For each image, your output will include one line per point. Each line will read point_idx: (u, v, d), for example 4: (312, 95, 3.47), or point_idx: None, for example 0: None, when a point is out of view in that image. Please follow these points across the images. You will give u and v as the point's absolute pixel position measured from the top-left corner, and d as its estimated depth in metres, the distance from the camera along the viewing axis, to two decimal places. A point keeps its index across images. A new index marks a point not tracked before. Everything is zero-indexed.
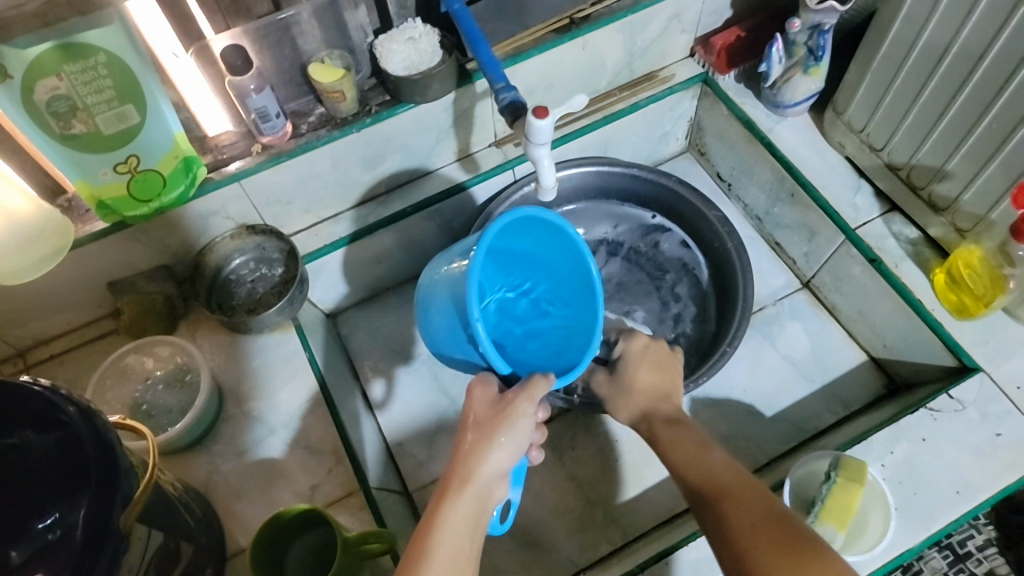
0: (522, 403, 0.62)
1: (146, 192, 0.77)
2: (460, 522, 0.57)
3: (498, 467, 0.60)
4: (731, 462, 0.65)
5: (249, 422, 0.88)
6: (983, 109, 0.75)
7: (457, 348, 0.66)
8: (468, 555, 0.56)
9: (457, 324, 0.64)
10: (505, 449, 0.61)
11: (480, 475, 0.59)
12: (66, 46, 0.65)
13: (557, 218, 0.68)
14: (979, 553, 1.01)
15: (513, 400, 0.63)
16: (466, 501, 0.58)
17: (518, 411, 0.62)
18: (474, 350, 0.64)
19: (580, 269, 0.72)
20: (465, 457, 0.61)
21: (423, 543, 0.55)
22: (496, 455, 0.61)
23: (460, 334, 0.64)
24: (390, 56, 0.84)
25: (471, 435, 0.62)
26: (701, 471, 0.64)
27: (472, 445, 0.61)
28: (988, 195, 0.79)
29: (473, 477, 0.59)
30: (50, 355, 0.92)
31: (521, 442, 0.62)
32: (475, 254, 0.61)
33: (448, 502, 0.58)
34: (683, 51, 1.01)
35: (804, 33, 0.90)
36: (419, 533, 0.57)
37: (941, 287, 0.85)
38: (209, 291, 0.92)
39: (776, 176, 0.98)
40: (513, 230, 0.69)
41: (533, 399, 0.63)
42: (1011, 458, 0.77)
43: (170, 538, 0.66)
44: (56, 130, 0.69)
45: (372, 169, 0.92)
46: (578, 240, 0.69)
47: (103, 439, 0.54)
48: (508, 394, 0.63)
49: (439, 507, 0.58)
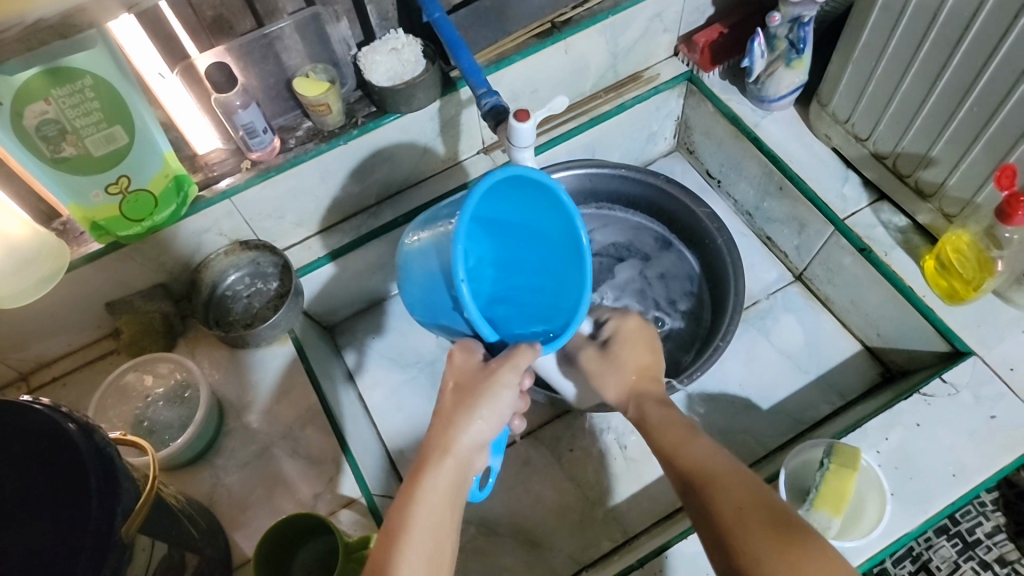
0: (504, 373, 0.62)
1: (138, 212, 0.78)
2: (439, 491, 0.59)
3: (476, 439, 0.61)
4: (719, 451, 0.64)
5: (250, 434, 0.88)
6: (963, 94, 0.75)
7: (443, 313, 0.65)
8: (449, 525, 0.59)
9: (443, 290, 0.63)
10: (487, 422, 0.61)
11: (459, 445, 0.60)
12: (52, 70, 0.66)
13: (550, 180, 0.65)
14: (988, 540, 1.00)
15: (496, 368, 0.62)
16: (446, 470, 0.59)
17: (500, 381, 0.62)
18: (459, 316, 0.64)
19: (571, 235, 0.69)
20: (444, 427, 0.62)
21: (401, 515, 0.57)
22: (476, 428, 0.61)
23: (445, 299, 0.63)
24: (374, 68, 0.85)
25: (449, 407, 0.63)
26: (686, 459, 0.64)
27: (451, 415, 0.62)
28: (973, 179, 0.79)
29: (451, 448, 0.60)
30: (52, 378, 0.93)
31: (503, 412, 0.63)
32: (460, 216, 0.59)
33: (427, 472, 0.59)
34: (666, 51, 1.02)
35: (785, 26, 0.90)
36: (399, 500, 0.59)
37: (930, 273, 0.85)
38: (205, 308, 0.92)
39: (764, 171, 0.99)
40: (504, 192, 0.66)
41: (518, 368, 0.62)
42: (1006, 439, 0.77)
43: (174, 549, 0.67)
44: (46, 154, 0.70)
45: (362, 180, 0.94)
46: (571, 206, 0.67)
47: (102, 451, 0.56)
48: (492, 362, 0.63)
49: (418, 474, 0.60)
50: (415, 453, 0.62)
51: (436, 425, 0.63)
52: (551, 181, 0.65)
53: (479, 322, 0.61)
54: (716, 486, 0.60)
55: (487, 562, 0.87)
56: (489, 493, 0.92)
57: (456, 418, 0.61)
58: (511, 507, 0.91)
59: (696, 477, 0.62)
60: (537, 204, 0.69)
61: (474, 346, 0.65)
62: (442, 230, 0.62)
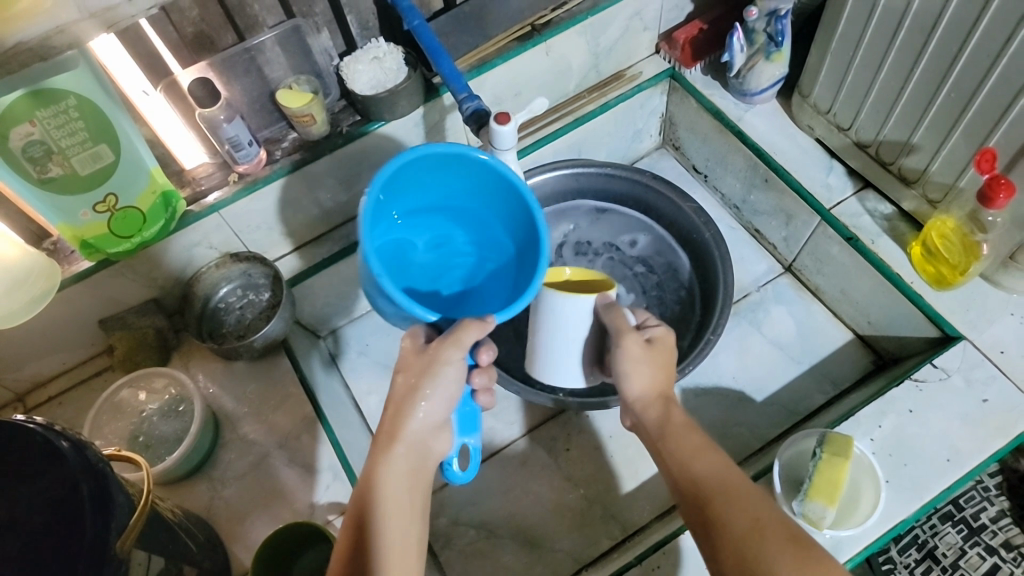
0: (447, 350, 0.63)
1: (127, 228, 0.79)
2: (396, 487, 0.60)
3: (426, 421, 0.63)
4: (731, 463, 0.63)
5: (247, 446, 0.89)
6: (940, 81, 0.76)
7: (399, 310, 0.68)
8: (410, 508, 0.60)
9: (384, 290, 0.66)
10: (430, 401, 0.62)
11: (406, 429, 0.61)
12: (36, 92, 0.66)
13: (471, 154, 0.68)
14: (993, 525, 1.00)
15: (445, 347, 0.63)
16: (399, 465, 0.61)
17: (442, 360, 0.63)
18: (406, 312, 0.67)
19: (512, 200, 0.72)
20: (393, 415, 0.63)
21: (360, 510, 0.58)
22: (420, 410, 0.62)
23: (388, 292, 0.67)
24: (357, 77, 0.85)
25: (401, 393, 0.64)
26: (695, 469, 0.63)
27: (400, 402, 0.63)
28: (955, 164, 0.80)
29: (400, 437, 0.61)
30: (48, 398, 0.93)
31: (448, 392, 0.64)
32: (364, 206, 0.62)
33: (383, 468, 0.60)
34: (648, 49, 1.03)
35: (763, 20, 0.91)
36: (357, 500, 0.59)
37: (918, 259, 0.86)
38: (198, 321, 0.93)
39: (749, 164, 0.99)
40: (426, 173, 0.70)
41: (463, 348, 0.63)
42: (999, 422, 0.78)
43: (172, 562, 0.68)
44: (33, 175, 0.70)
45: (350, 189, 0.94)
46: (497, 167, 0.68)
47: (94, 465, 0.57)
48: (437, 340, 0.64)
49: (372, 472, 0.60)
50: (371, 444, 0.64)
51: (388, 412, 0.64)
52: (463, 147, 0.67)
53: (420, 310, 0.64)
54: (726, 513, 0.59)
55: (488, 564, 0.87)
56: (487, 495, 0.92)
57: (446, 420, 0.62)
58: (509, 509, 0.91)
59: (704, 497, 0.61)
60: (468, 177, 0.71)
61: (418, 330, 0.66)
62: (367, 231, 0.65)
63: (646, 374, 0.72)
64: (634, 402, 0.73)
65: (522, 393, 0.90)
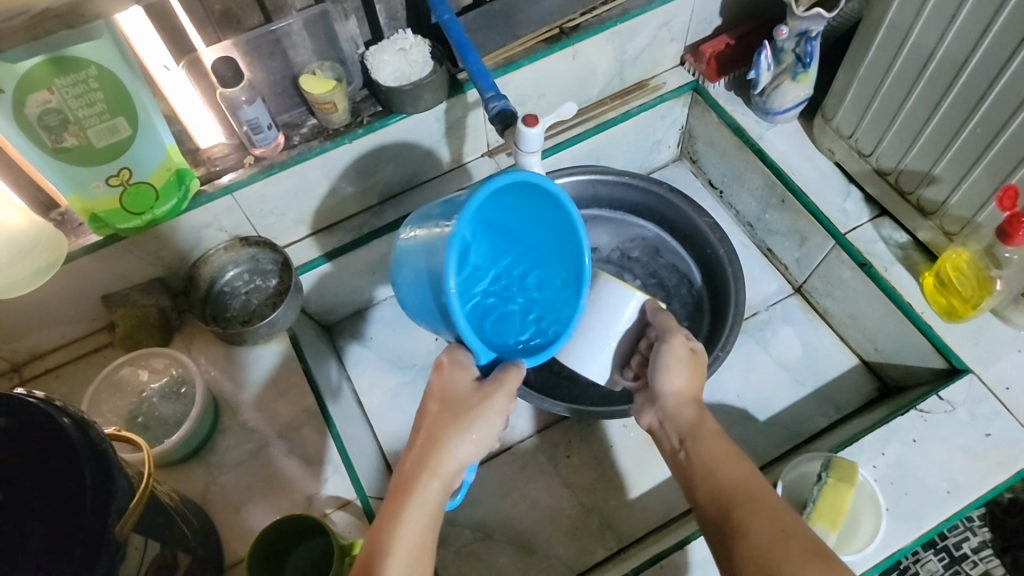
0: (496, 399, 0.64)
1: (139, 205, 0.77)
2: (406, 548, 0.57)
3: (464, 458, 0.63)
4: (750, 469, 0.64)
5: (245, 433, 0.88)
6: (966, 115, 0.76)
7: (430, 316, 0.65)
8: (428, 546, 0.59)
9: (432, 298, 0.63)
10: (474, 445, 0.63)
11: (447, 467, 0.62)
12: (56, 59, 0.65)
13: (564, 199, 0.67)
14: (975, 555, 1.01)
15: (491, 394, 0.64)
16: (413, 523, 0.59)
17: (491, 407, 0.64)
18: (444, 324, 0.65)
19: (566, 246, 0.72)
20: (417, 466, 0.62)
21: (385, 539, 0.58)
22: (462, 450, 0.63)
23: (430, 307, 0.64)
24: (382, 67, 0.84)
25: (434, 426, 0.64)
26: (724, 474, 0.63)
27: (438, 440, 0.63)
28: (975, 198, 0.80)
29: (437, 471, 0.61)
30: (45, 370, 0.92)
31: (488, 438, 0.65)
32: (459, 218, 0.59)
33: (398, 526, 0.58)
34: (673, 60, 1.02)
35: (792, 40, 0.90)
36: (377, 532, 0.59)
37: (930, 290, 0.86)
38: (203, 303, 0.91)
39: (767, 183, 0.99)
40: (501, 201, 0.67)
41: (508, 395, 0.65)
42: (1001, 457, 0.78)
43: (166, 548, 0.66)
44: (47, 144, 0.69)
45: (365, 179, 0.93)
46: (573, 214, 0.68)
47: (96, 447, 0.55)
48: (486, 385, 0.65)
49: (384, 529, 0.58)
50: (400, 469, 0.63)
51: (422, 438, 0.64)
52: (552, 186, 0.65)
53: (473, 340, 0.62)
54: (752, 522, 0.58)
55: (482, 567, 0.87)
56: (484, 498, 0.91)
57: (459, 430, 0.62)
58: (505, 513, 0.90)
59: (731, 503, 0.61)
60: (535, 210, 0.70)
61: (468, 363, 0.66)
62: (436, 232, 0.62)
63: (681, 377, 0.72)
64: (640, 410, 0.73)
65: (532, 401, 0.89)
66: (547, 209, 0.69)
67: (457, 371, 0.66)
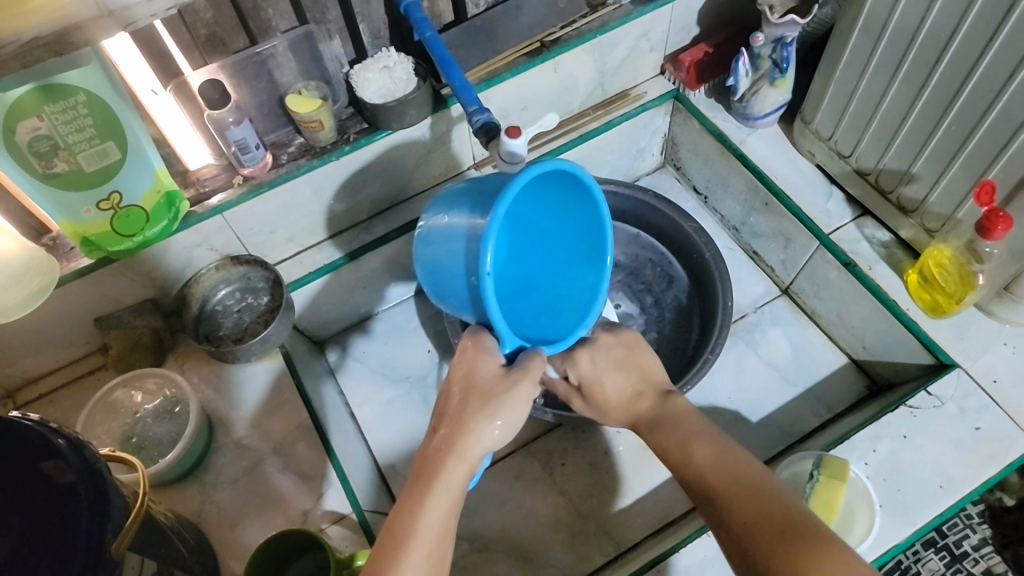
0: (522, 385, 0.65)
1: (130, 227, 0.78)
2: (429, 529, 0.56)
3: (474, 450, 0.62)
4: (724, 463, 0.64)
5: (240, 451, 0.88)
6: (941, 114, 0.78)
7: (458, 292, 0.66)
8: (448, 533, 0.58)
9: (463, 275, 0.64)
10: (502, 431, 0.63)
11: (471, 449, 0.61)
12: (46, 87, 0.66)
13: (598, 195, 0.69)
14: (976, 552, 1.02)
15: (518, 380, 0.65)
16: (437, 505, 0.58)
17: (519, 395, 0.64)
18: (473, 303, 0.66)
19: (590, 233, 0.74)
20: (437, 454, 0.61)
21: (408, 522, 0.57)
22: (480, 432, 0.62)
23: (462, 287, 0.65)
24: (366, 85, 0.85)
25: (443, 431, 0.63)
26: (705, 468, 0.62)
27: (446, 439, 0.62)
28: (954, 195, 0.81)
29: (455, 451, 0.61)
30: (40, 395, 0.92)
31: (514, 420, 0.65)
32: (501, 204, 0.59)
33: (422, 509, 0.57)
34: (654, 70, 1.04)
35: (768, 46, 0.92)
36: (397, 518, 0.58)
37: (914, 287, 0.87)
38: (196, 323, 0.92)
39: (750, 187, 1.01)
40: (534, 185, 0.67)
41: (534, 381, 0.66)
42: (991, 450, 0.79)
43: (163, 567, 0.66)
44: (38, 170, 0.70)
45: (354, 196, 0.94)
46: (602, 206, 0.70)
47: (92, 467, 0.56)
48: (513, 372, 0.66)
49: (407, 512, 0.57)
50: (422, 454, 0.63)
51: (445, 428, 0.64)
52: (589, 178, 0.67)
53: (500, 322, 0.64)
54: (734, 508, 0.58)
55: None
56: (480, 508, 0.92)
57: (475, 425, 0.62)
58: (503, 523, 0.90)
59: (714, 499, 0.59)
60: (563, 196, 0.71)
61: (493, 351, 0.68)
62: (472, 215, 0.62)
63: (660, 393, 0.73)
64: (624, 408, 0.72)
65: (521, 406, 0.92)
66: (577, 200, 0.71)
67: (482, 356, 0.67)
